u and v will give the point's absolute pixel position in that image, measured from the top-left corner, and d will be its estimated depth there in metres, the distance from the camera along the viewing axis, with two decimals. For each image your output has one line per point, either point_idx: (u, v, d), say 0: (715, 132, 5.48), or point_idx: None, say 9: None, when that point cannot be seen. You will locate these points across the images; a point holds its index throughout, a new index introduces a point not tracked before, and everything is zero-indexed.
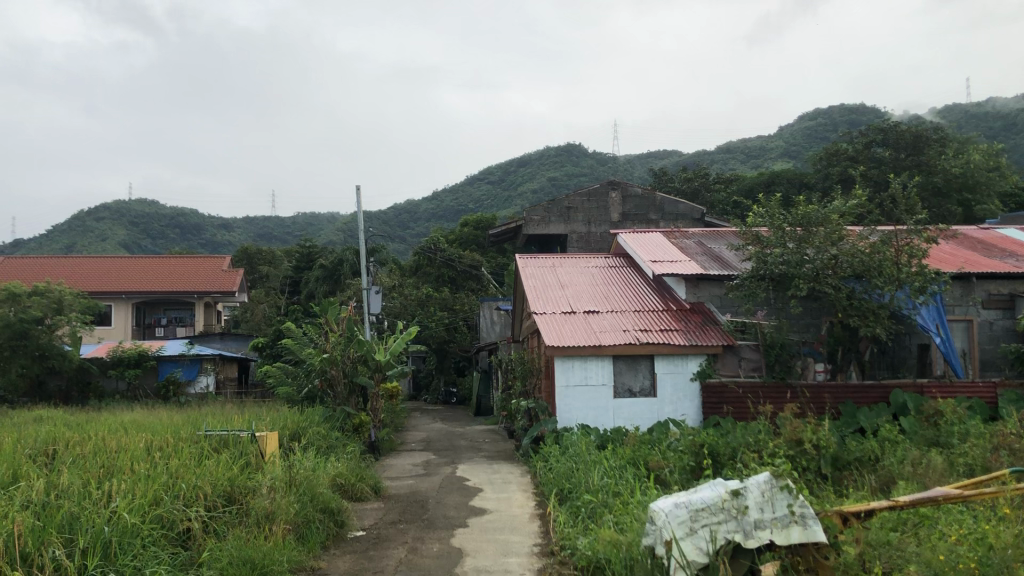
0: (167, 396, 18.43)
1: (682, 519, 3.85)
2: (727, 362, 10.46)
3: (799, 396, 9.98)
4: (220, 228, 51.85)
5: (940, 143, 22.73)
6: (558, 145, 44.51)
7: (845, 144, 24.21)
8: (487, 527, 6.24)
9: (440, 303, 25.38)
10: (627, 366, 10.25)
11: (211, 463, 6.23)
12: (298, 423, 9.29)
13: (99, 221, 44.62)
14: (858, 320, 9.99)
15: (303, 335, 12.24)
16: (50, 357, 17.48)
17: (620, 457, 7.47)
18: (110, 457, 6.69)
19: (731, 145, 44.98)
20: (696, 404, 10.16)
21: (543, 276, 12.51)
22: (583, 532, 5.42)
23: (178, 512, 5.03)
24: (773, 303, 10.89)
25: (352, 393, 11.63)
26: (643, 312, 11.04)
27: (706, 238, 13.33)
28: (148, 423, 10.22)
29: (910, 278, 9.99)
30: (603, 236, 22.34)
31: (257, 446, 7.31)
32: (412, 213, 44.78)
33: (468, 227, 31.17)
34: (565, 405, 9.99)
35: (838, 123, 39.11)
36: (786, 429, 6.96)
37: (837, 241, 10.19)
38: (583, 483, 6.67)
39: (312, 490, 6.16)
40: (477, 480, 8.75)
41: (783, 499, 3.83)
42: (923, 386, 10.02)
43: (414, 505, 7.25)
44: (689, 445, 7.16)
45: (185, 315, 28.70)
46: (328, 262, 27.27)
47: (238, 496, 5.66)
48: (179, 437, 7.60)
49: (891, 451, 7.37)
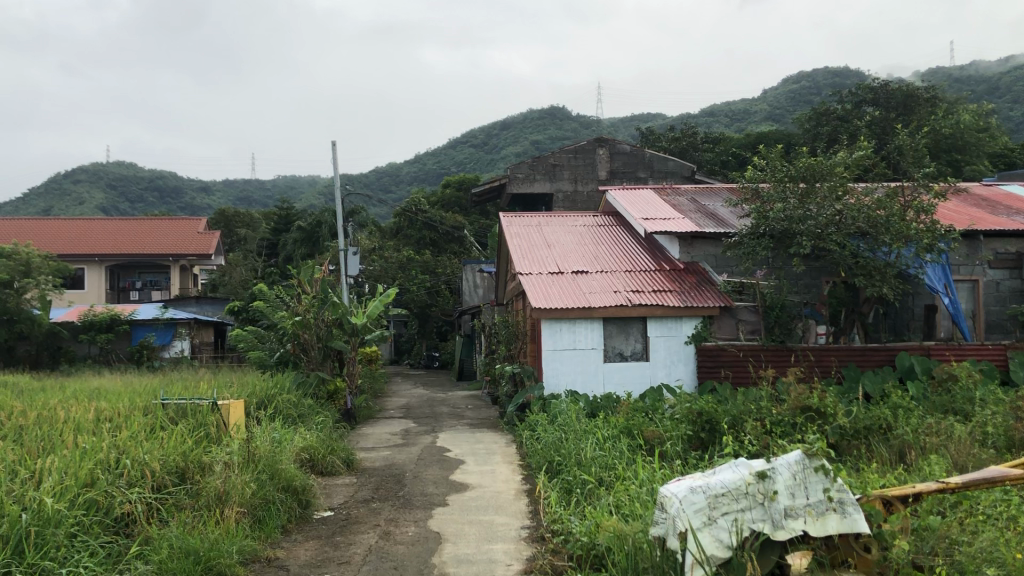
0: (141, 360, 17.71)
1: (700, 506, 3.23)
2: (723, 324, 9.87)
3: (801, 360, 9.47)
4: (200, 191, 50.88)
5: (930, 103, 22.10)
6: (540, 107, 43.58)
7: (834, 104, 23.51)
8: (470, 507, 5.65)
9: (422, 266, 24.69)
10: (618, 329, 9.65)
11: (164, 436, 5.60)
12: (267, 389, 8.63)
13: (76, 184, 43.54)
14: (863, 279, 9.41)
15: (276, 296, 11.56)
16: (19, 321, 16.69)
17: (614, 426, 6.85)
18: (53, 428, 6.04)
19: (714, 107, 44.22)
20: (691, 368, 9.60)
21: (529, 235, 11.85)
22: (577, 514, 4.83)
23: (117, 494, 4.39)
24: (772, 262, 10.31)
25: (327, 357, 11.02)
26: (635, 273, 10.41)
27: (700, 195, 12.68)
28: (109, 390, 9.53)
29: (919, 235, 9.38)
30: (589, 195, 21.68)
31: (218, 417, 6.65)
32: (394, 175, 43.84)
33: (450, 188, 30.37)
34: (553, 371, 9.41)
35: (823, 86, 38.42)
36: (792, 398, 6.40)
37: (841, 196, 9.61)
38: (575, 456, 6.09)
39: (273, 467, 5.50)
40: (459, 450, 8.14)
41: (818, 482, 3.30)
42: (928, 348, 9.50)
43: (390, 481, 6.63)
44: (688, 412, 6.59)
45: (161, 278, 27.93)
46: (306, 224, 26.49)
47: (192, 473, 5.03)
48: (133, 406, 6.92)
49: (903, 418, 6.80)
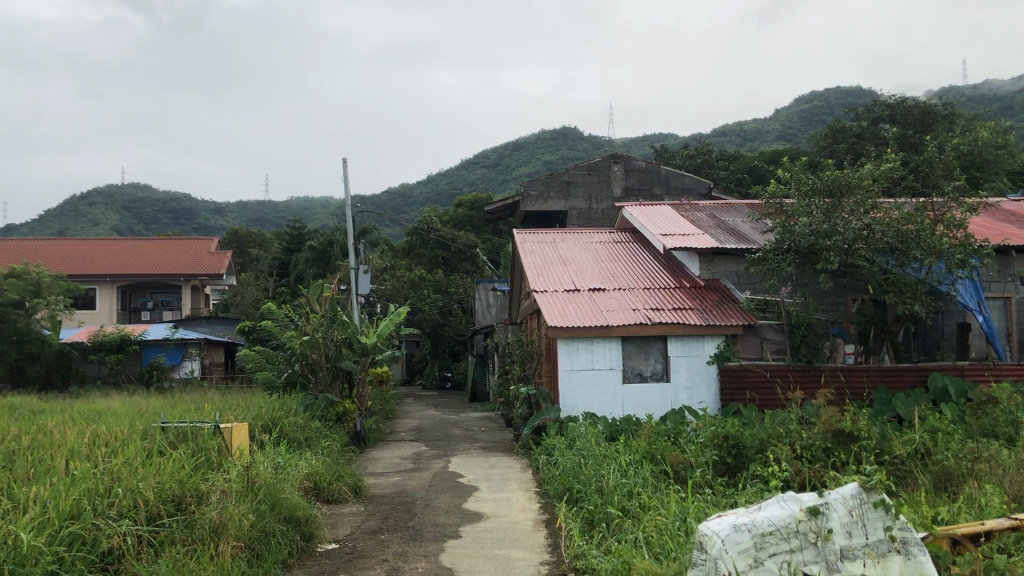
0: (151, 381, 17.35)
1: (745, 547, 2.93)
2: (747, 344, 9.51)
3: (831, 381, 9.11)
4: (214, 213, 50.81)
5: (948, 120, 21.70)
6: (552, 128, 43.41)
7: (851, 121, 23.12)
8: (485, 539, 5.29)
9: (434, 285, 24.39)
10: (638, 349, 9.28)
11: (160, 462, 5.28)
12: (273, 411, 8.31)
13: (91, 207, 43.61)
14: (893, 296, 9.01)
15: (285, 315, 11.24)
16: (29, 342, 16.44)
17: (636, 451, 6.48)
18: (46, 453, 5.72)
19: (727, 127, 43.96)
20: (714, 390, 9.21)
21: (544, 252, 11.52)
22: (602, 550, 4.46)
23: (105, 527, 4.06)
24: (797, 280, 9.93)
25: (336, 378, 10.66)
26: (653, 291, 10.05)
27: (719, 211, 12.33)
28: (113, 411, 9.22)
29: (950, 250, 8.97)
30: (605, 212, 21.35)
31: (220, 440, 6.33)
32: (406, 196, 43.66)
33: (462, 208, 30.11)
34: (570, 393, 9.06)
35: (835, 106, 38.13)
36: (823, 420, 6.00)
37: (869, 210, 9.23)
38: (597, 484, 5.72)
39: (274, 496, 5.16)
40: (473, 476, 7.77)
41: (878, 520, 3.11)
42: (963, 368, 9.08)
43: (399, 509, 6.27)
44: (713, 436, 6.20)
45: (173, 299, 27.75)
46: (317, 244, 26.25)
47: (189, 504, 4.70)
48: (133, 429, 6.59)
49: (944, 442, 6.38)
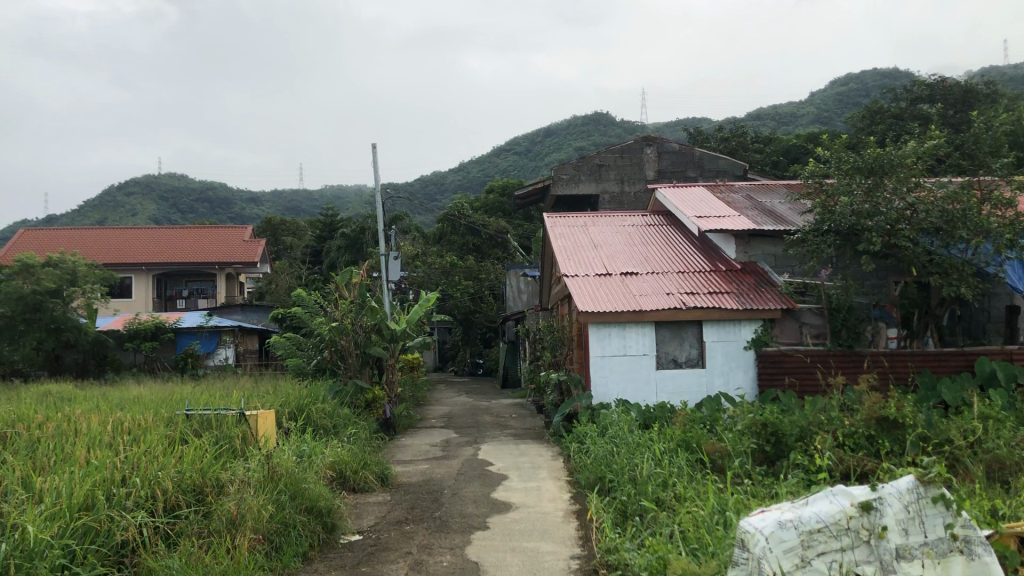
0: (185, 368, 17.37)
1: (790, 546, 2.75)
2: (786, 328, 9.22)
3: (873, 367, 8.81)
4: (249, 202, 51.07)
5: (991, 99, 21.04)
6: (584, 113, 43.00)
7: (890, 101, 22.51)
8: (513, 531, 5.10)
9: (465, 271, 24.24)
10: (672, 334, 9.03)
11: (180, 451, 5.14)
12: (301, 398, 8.17)
13: (129, 197, 44.05)
14: (938, 278, 8.65)
15: (314, 301, 11.10)
16: (66, 330, 16.53)
17: (670, 439, 6.24)
18: (69, 441, 5.61)
19: (761, 111, 43.27)
20: (751, 376, 8.94)
21: (575, 236, 11.28)
22: (636, 544, 4.25)
23: (120, 519, 3.93)
24: (837, 262, 9.61)
25: (365, 365, 10.51)
26: (687, 274, 9.77)
27: (755, 192, 11.99)
28: (144, 398, 9.13)
29: (998, 230, 8.57)
30: (637, 195, 21.04)
31: (245, 428, 6.19)
32: (438, 183, 43.52)
33: (494, 194, 29.90)
34: (601, 379, 8.83)
35: (871, 88, 37.31)
36: (865, 407, 5.71)
37: (913, 188, 8.86)
38: (630, 474, 5.50)
39: (296, 486, 5.02)
40: (503, 464, 7.58)
41: (938, 517, 2.90)
42: (1012, 352, 8.71)
43: (426, 499, 6.11)
44: (751, 424, 5.93)
45: (207, 287, 27.86)
46: (349, 231, 26.19)
47: (208, 494, 4.57)
48: (157, 417, 6.47)
49: (995, 429, 6.07)
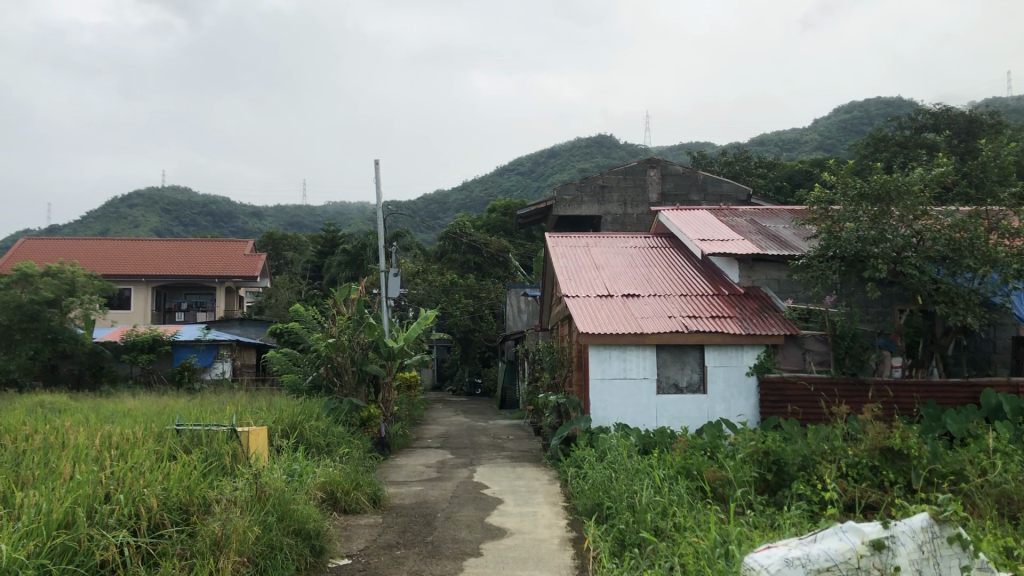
0: (181, 382, 17.20)
1: None
2: (789, 354, 9.10)
3: (877, 396, 8.67)
4: (251, 216, 51.04)
5: (996, 129, 21.00)
6: (588, 135, 43.02)
7: (895, 129, 22.47)
8: (506, 558, 4.96)
9: (466, 290, 24.12)
10: (673, 358, 8.91)
11: (167, 467, 5.01)
12: (294, 414, 8.03)
13: (132, 209, 44.01)
14: (945, 307, 8.52)
15: (311, 316, 10.96)
16: (62, 340, 16.38)
17: (670, 466, 6.10)
18: (55, 454, 5.47)
19: (764, 136, 43.30)
20: (753, 403, 8.80)
21: (577, 257, 11.17)
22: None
23: (101, 537, 3.80)
24: (842, 288, 9.49)
25: (361, 382, 10.35)
26: (690, 297, 9.66)
27: (760, 216, 11.89)
28: (135, 411, 9.00)
29: (1006, 259, 8.45)
30: (640, 217, 20.96)
31: (236, 445, 6.05)
32: (441, 202, 43.48)
33: (496, 213, 29.83)
34: (601, 402, 8.69)
35: (875, 116, 37.34)
36: (870, 438, 5.58)
37: (920, 215, 8.76)
38: (628, 501, 5.36)
39: (284, 507, 4.88)
40: (498, 488, 7.43)
41: (953, 558, 2.81)
42: (1018, 384, 8.57)
43: (418, 522, 5.96)
44: (754, 452, 5.80)
45: (207, 300, 27.72)
46: (350, 247, 26.10)
47: (195, 513, 4.43)
48: (147, 431, 6.33)
49: (1003, 462, 5.93)
